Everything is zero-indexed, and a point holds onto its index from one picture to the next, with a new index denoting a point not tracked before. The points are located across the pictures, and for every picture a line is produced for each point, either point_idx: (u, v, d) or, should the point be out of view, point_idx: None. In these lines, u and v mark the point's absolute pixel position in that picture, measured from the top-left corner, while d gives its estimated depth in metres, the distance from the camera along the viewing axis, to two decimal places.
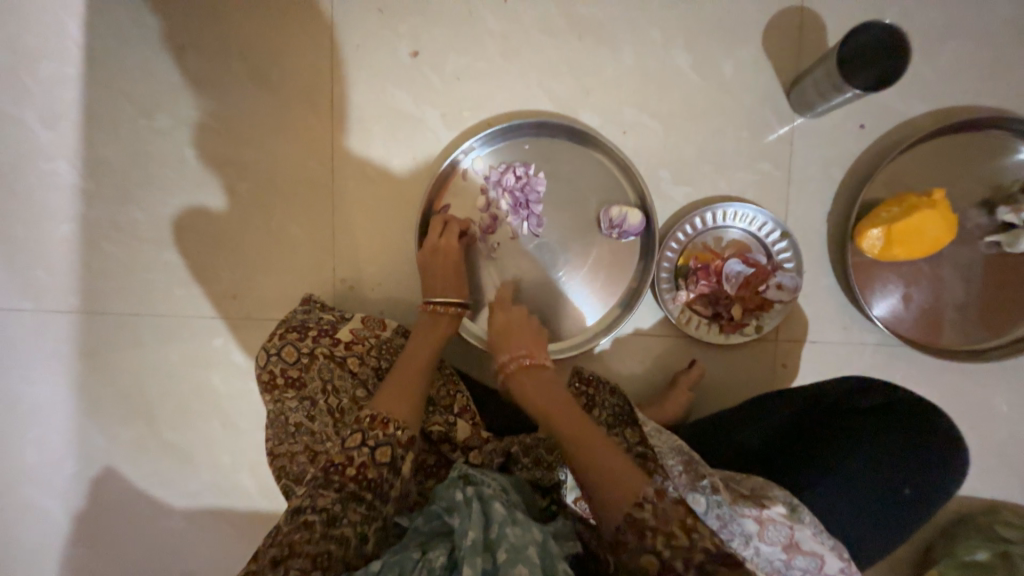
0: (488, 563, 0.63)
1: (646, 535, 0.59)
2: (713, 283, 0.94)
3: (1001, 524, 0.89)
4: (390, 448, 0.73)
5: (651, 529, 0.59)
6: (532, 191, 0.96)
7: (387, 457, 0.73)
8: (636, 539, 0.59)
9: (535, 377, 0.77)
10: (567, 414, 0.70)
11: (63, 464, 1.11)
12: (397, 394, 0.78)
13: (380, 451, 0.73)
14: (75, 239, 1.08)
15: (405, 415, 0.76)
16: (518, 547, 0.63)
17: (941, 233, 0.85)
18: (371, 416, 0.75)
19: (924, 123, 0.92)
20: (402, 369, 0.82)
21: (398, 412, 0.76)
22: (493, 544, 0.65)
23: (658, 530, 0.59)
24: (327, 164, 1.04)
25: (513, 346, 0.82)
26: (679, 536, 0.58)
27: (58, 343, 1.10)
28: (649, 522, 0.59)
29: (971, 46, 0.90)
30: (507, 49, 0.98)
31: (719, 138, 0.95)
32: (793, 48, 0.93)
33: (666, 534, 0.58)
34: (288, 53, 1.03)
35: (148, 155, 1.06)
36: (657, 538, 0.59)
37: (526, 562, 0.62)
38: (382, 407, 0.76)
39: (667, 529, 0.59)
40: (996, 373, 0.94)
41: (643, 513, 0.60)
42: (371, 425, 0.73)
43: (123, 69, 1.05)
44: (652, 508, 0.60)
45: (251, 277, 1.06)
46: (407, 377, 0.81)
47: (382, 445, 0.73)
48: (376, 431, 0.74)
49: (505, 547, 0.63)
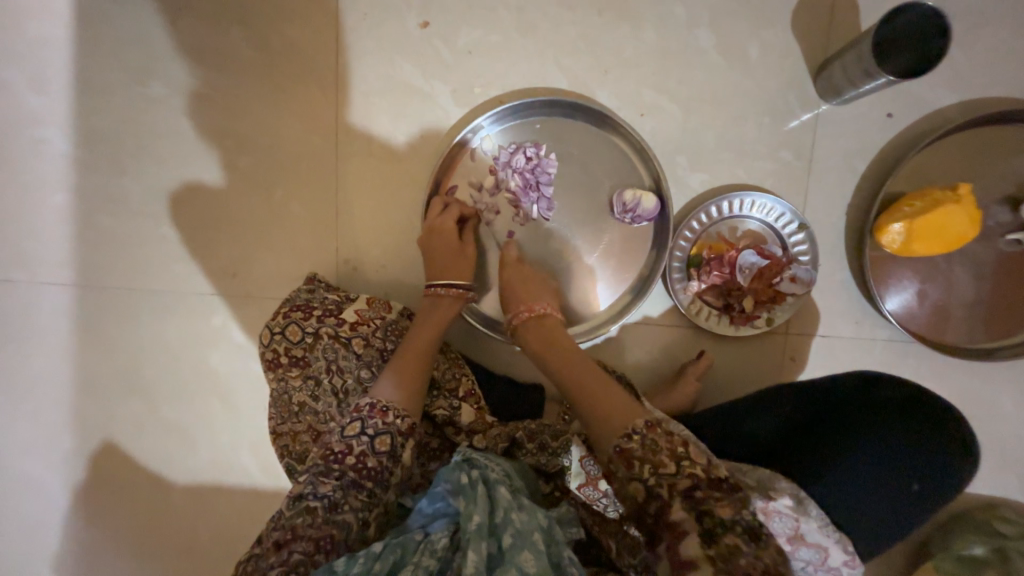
0: (493, 548, 0.64)
1: (633, 464, 0.61)
2: (726, 274, 0.91)
3: (999, 521, 0.90)
4: (390, 436, 0.72)
5: (638, 458, 0.61)
6: (544, 173, 0.92)
7: (386, 445, 0.71)
8: (626, 468, 0.62)
9: (538, 327, 0.83)
10: (562, 354, 0.78)
11: (59, 438, 1.10)
12: (396, 381, 0.77)
13: (380, 440, 0.71)
14: (67, 210, 1.05)
15: (406, 404, 0.75)
16: (524, 532, 0.65)
17: (962, 230, 0.83)
18: (370, 404, 0.73)
19: (953, 114, 0.88)
20: (403, 351, 0.81)
21: (399, 401, 0.74)
22: (498, 528, 0.65)
23: (645, 460, 0.61)
24: (331, 138, 1.00)
25: (519, 299, 0.86)
26: (663, 463, 0.60)
27: (51, 316, 1.07)
28: (636, 451, 0.61)
29: (1008, 33, 0.86)
30: (522, 21, 0.93)
31: (739, 124, 0.92)
32: (823, 29, 0.89)
33: (652, 462, 0.60)
34: (290, 20, 0.98)
35: (142, 124, 1.02)
36: (645, 467, 0.61)
37: (531, 549, 0.63)
38: (383, 395, 0.75)
39: (653, 457, 0.61)
40: (1004, 372, 0.94)
41: (631, 443, 0.62)
42: (370, 414, 0.72)
43: (116, 32, 0.99)
44: (639, 439, 0.62)
45: (251, 255, 1.03)
46: (409, 359, 0.80)
47: (382, 433, 0.71)
48: (375, 419, 0.72)
49: (510, 532, 0.64)
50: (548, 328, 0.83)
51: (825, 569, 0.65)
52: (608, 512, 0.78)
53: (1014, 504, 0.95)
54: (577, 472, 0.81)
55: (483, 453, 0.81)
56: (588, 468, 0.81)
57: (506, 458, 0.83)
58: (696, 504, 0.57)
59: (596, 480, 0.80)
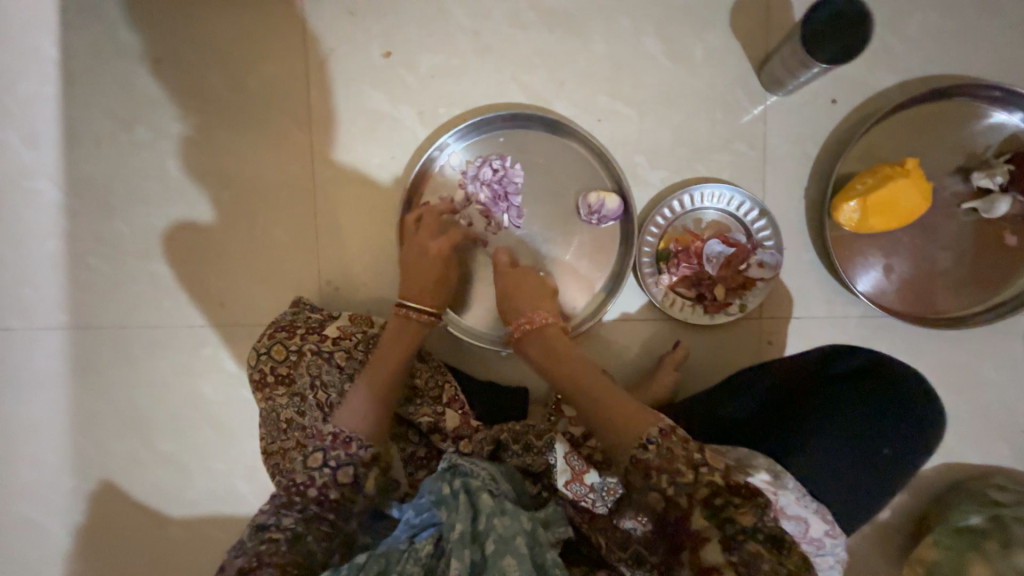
0: (477, 554, 0.65)
1: (651, 475, 0.60)
2: (694, 265, 0.94)
3: (992, 488, 0.90)
4: (352, 467, 0.74)
5: (655, 468, 0.60)
6: (511, 183, 0.97)
7: (348, 477, 0.73)
8: (643, 479, 0.61)
9: (543, 341, 0.80)
10: (572, 369, 0.75)
11: (58, 479, 1.11)
12: (356, 407, 0.76)
13: (344, 471, 0.73)
14: (60, 256, 1.09)
15: (371, 433, 0.75)
16: (506, 537, 0.65)
17: (915, 203, 0.85)
18: (333, 433, 0.74)
19: (896, 95, 0.92)
20: (373, 366, 0.80)
21: (362, 430, 0.75)
22: (481, 535, 0.66)
23: (663, 469, 0.60)
24: (307, 167, 1.04)
25: (521, 310, 0.84)
26: (682, 472, 0.59)
27: (47, 359, 1.10)
28: (653, 462, 0.61)
29: (937, 16, 0.91)
30: (480, 43, 0.99)
31: (693, 120, 0.96)
32: (761, 27, 0.94)
33: (670, 472, 0.59)
34: (263, 61, 1.04)
35: (128, 168, 1.07)
36: (662, 476, 0.60)
37: (514, 553, 0.63)
38: (347, 421, 0.75)
39: (671, 467, 0.59)
40: (981, 339, 0.95)
41: (647, 453, 0.61)
42: (333, 444, 0.73)
43: (101, 85, 1.06)
44: (655, 448, 0.61)
45: (237, 284, 1.07)
46: (379, 378, 0.79)
47: (344, 465, 0.73)
48: (338, 450, 0.74)
49: (492, 538, 0.65)
50: (546, 343, 0.79)
51: (808, 541, 0.67)
52: (597, 507, 0.79)
53: (1008, 470, 0.95)
54: (562, 469, 0.83)
55: (469, 459, 0.81)
56: (572, 464, 0.83)
57: (491, 461, 0.84)
58: (718, 513, 0.57)
59: (581, 475, 0.82)
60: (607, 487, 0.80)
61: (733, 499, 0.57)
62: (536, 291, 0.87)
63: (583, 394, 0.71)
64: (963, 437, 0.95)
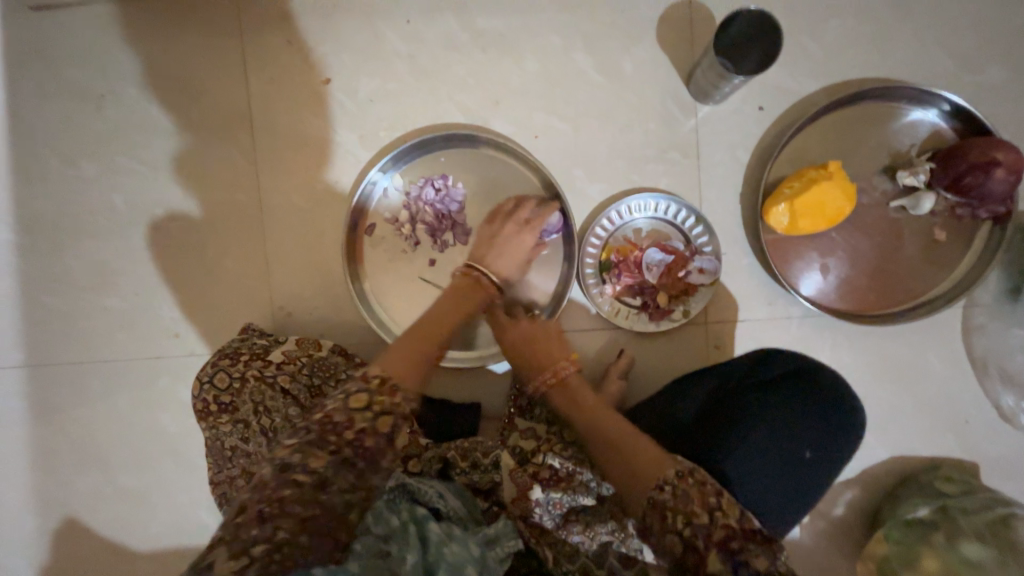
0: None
1: (668, 516, 0.64)
2: (635, 274, 0.96)
3: (941, 480, 0.92)
4: (393, 418, 0.66)
5: (671, 510, 0.64)
6: (453, 203, 0.99)
7: (389, 427, 0.65)
8: (660, 521, 0.64)
9: (567, 391, 0.84)
10: (594, 414, 0.79)
11: (20, 519, 1.11)
12: (399, 359, 0.74)
13: (384, 421, 0.65)
14: (13, 295, 1.09)
15: (410, 384, 0.72)
16: (457, 564, 0.67)
17: (840, 204, 0.87)
18: (378, 378, 0.68)
19: (820, 99, 0.95)
20: (418, 326, 0.80)
21: (405, 382, 0.71)
22: (432, 566, 0.66)
23: (678, 510, 0.63)
24: (254, 195, 1.06)
25: (549, 363, 0.87)
26: (699, 514, 0.62)
27: (5, 398, 1.10)
28: (669, 502, 0.64)
29: (854, 21, 0.93)
30: (415, 66, 1.01)
31: (627, 133, 0.98)
32: (687, 39, 0.96)
33: (685, 513, 0.63)
34: (206, 93, 1.05)
35: (78, 205, 1.08)
36: (678, 518, 0.63)
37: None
38: (388, 370, 0.71)
39: (685, 509, 0.63)
40: (921, 332, 0.96)
41: (663, 495, 0.65)
42: (381, 387, 0.66)
43: (48, 124, 1.07)
44: (671, 489, 0.65)
45: (191, 314, 1.07)
46: (421, 339, 0.79)
47: (388, 414, 0.66)
48: (386, 396, 0.67)
49: (445, 567, 0.65)
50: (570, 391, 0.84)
51: None
52: (545, 522, 0.80)
53: (957, 460, 0.96)
54: (509, 487, 0.82)
55: (417, 479, 0.82)
56: (519, 482, 0.82)
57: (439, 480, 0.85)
58: (733, 554, 0.59)
59: (527, 492, 0.81)
60: (553, 502, 0.81)
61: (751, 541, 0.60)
62: (554, 348, 0.89)
63: (603, 437, 0.76)
64: (910, 430, 0.96)
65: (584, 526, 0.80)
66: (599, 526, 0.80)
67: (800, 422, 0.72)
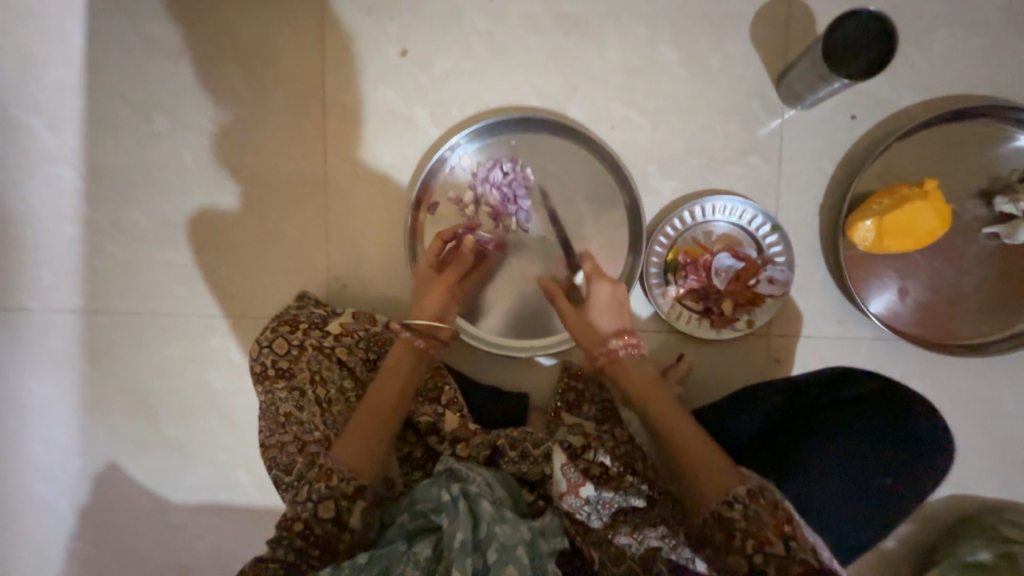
0: (478, 562, 0.65)
1: (734, 535, 0.65)
2: (702, 278, 0.93)
3: (1006, 524, 0.87)
4: (334, 501, 0.73)
5: (740, 530, 0.64)
6: (521, 188, 0.97)
7: (330, 511, 0.72)
8: (726, 538, 0.65)
9: (623, 367, 0.82)
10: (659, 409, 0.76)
11: (66, 460, 1.14)
12: (345, 444, 0.77)
13: (324, 505, 0.73)
14: (78, 241, 1.11)
15: (350, 467, 0.75)
16: (508, 545, 0.66)
17: (933, 225, 0.83)
18: (319, 467, 0.75)
19: (917, 114, 0.91)
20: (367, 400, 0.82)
21: (342, 464, 0.75)
22: (482, 543, 0.66)
23: (748, 532, 0.64)
24: (320, 163, 1.05)
25: (603, 334, 0.84)
26: (772, 543, 0.63)
27: (61, 341, 1.13)
28: (739, 522, 0.65)
29: (963, 34, 0.89)
30: (495, 47, 0.99)
31: (707, 132, 0.95)
32: (780, 40, 0.93)
33: (758, 538, 0.63)
34: (281, 57, 1.05)
35: (147, 158, 1.09)
36: (746, 540, 0.64)
37: (516, 564, 0.64)
38: (334, 458, 0.76)
39: (759, 534, 0.64)
40: (998, 368, 0.92)
41: (732, 511, 0.66)
42: (314, 479, 0.74)
43: (125, 76, 1.08)
44: (741, 508, 0.65)
45: (246, 276, 1.08)
46: (368, 416, 0.80)
47: (325, 498, 0.73)
48: (320, 482, 0.74)
49: (495, 546, 0.65)
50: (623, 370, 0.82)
51: None
52: (591, 520, 0.79)
53: (1022, 505, 0.92)
54: (558, 480, 0.81)
55: (466, 465, 0.81)
56: (569, 476, 0.80)
57: (487, 467, 0.83)
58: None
59: (577, 487, 0.80)
60: (603, 501, 0.80)
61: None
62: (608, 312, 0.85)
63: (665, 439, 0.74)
64: (976, 469, 0.92)
65: (632, 528, 0.79)
66: (648, 529, 0.79)
67: (877, 442, 0.70)
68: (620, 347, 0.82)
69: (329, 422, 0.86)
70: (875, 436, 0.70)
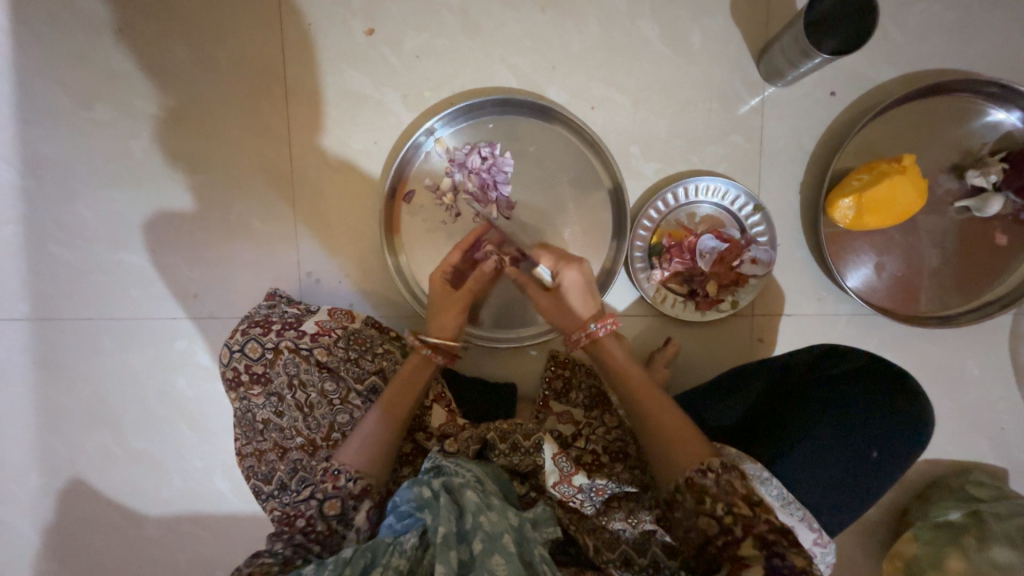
0: (465, 554, 0.63)
1: (705, 499, 0.64)
2: (687, 260, 0.91)
3: (972, 484, 0.92)
4: (340, 500, 0.72)
5: (711, 495, 0.64)
6: (500, 172, 0.92)
7: (336, 509, 0.72)
8: (695, 502, 0.65)
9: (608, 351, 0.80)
10: (642, 386, 0.76)
11: (25, 477, 1.06)
12: (357, 443, 0.76)
13: (330, 503, 0.72)
14: (18, 243, 1.02)
15: (363, 466, 0.74)
16: (494, 534, 0.64)
17: (910, 200, 0.84)
18: (325, 467, 0.74)
19: (893, 89, 0.91)
20: (379, 402, 0.80)
21: (354, 463, 0.74)
22: (468, 534, 0.64)
23: (718, 497, 0.64)
24: (285, 150, 0.99)
25: (575, 323, 0.82)
26: (740, 505, 0.63)
27: (9, 352, 1.04)
28: (710, 488, 0.65)
29: (937, 8, 0.89)
30: (469, 23, 0.94)
31: (690, 111, 0.93)
32: (761, 14, 0.91)
33: (727, 501, 0.63)
34: (236, 35, 0.97)
35: (91, 150, 1.00)
36: (718, 504, 0.63)
37: (502, 552, 0.62)
38: (345, 458, 0.75)
39: (727, 498, 0.63)
40: (967, 337, 0.95)
41: (705, 479, 0.65)
42: (320, 478, 0.73)
43: (58, 58, 0.98)
44: (714, 475, 0.65)
45: (211, 275, 1.01)
46: (382, 420, 0.78)
47: (330, 497, 0.72)
48: (327, 483, 0.73)
49: (480, 536, 0.63)
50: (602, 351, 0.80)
51: None
52: (585, 507, 0.79)
53: (986, 465, 0.97)
54: (550, 470, 0.79)
55: (454, 461, 0.78)
56: (561, 465, 0.79)
57: (477, 461, 0.81)
58: (769, 546, 0.60)
59: (570, 477, 0.78)
60: (596, 489, 0.78)
61: (786, 538, 0.60)
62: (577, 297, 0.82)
63: (641, 409, 0.74)
64: (946, 434, 0.96)
65: (627, 513, 0.77)
66: (642, 513, 0.77)
67: (860, 415, 0.72)
68: (598, 328, 0.80)
69: (311, 427, 0.83)
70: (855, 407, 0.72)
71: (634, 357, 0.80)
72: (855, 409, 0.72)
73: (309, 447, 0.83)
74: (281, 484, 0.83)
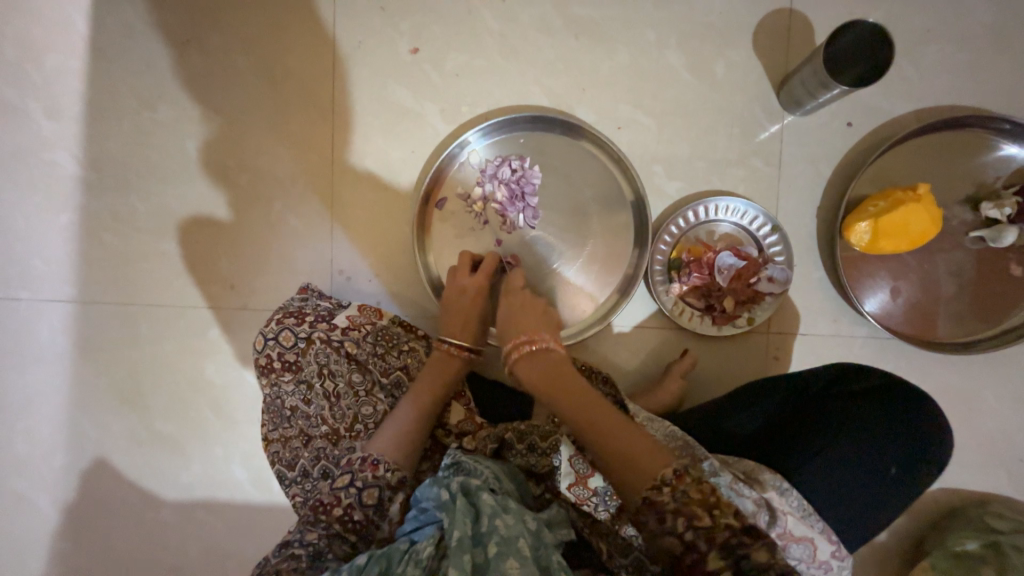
0: (479, 557, 0.63)
1: (664, 517, 0.59)
2: (705, 275, 0.94)
3: (991, 515, 0.91)
4: (377, 489, 0.74)
5: (670, 512, 0.59)
6: (529, 184, 0.97)
7: (373, 498, 0.74)
8: (656, 522, 0.59)
9: (536, 361, 0.74)
10: (572, 398, 0.70)
11: (52, 455, 1.10)
12: (390, 434, 0.79)
13: (368, 492, 0.74)
14: (73, 229, 1.09)
15: (398, 457, 0.77)
16: (508, 538, 0.64)
17: (924, 227, 0.87)
18: (362, 458, 0.77)
19: (909, 123, 0.96)
20: (414, 394, 0.84)
21: (390, 455, 0.77)
22: (483, 538, 0.64)
23: (678, 513, 0.58)
24: (327, 155, 1.05)
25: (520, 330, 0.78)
26: (699, 516, 0.57)
27: (51, 332, 1.09)
28: (668, 504, 0.59)
29: (951, 49, 0.94)
30: (506, 46, 1.01)
31: (711, 134, 0.98)
32: (781, 48, 0.97)
33: (687, 515, 0.58)
34: (290, 49, 1.05)
35: (148, 147, 1.08)
36: (678, 520, 0.58)
37: (516, 556, 0.62)
38: (377, 448, 0.77)
39: (688, 511, 0.58)
40: (983, 366, 0.96)
41: (661, 496, 0.59)
42: (359, 467, 0.75)
43: (129, 62, 1.07)
44: (670, 491, 0.59)
45: (248, 268, 1.07)
46: (417, 415, 0.82)
47: (369, 487, 0.74)
48: (365, 472, 0.75)
49: (495, 540, 0.63)
50: (543, 360, 0.74)
51: (816, 564, 0.68)
52: (598, 512, 0.77)
53: (1005, 498, 0.96)
54: (567, 472, 0.80)
55: (473, 458, 0.81)
56: (577, 467, 0.80)
57: (494, 459, 0.83)
58: (733, 552, 0.56)
59: (585, 479, 0.79)
60: (611, 492, 0.78)
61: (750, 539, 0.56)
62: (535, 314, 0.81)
63: (577, 421, 0.68)
64: (963, 463, 0.95)
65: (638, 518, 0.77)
66: None
67: (876, 431, 0.73)
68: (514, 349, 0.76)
69: (336, 416, 0.86)
70: (872, 422, 0.73)
71: (568, 362, 0.75)
72: (873, 426, 0.73)
73: (333, 436, 0.85)
74: (304, 471, 0.85)
